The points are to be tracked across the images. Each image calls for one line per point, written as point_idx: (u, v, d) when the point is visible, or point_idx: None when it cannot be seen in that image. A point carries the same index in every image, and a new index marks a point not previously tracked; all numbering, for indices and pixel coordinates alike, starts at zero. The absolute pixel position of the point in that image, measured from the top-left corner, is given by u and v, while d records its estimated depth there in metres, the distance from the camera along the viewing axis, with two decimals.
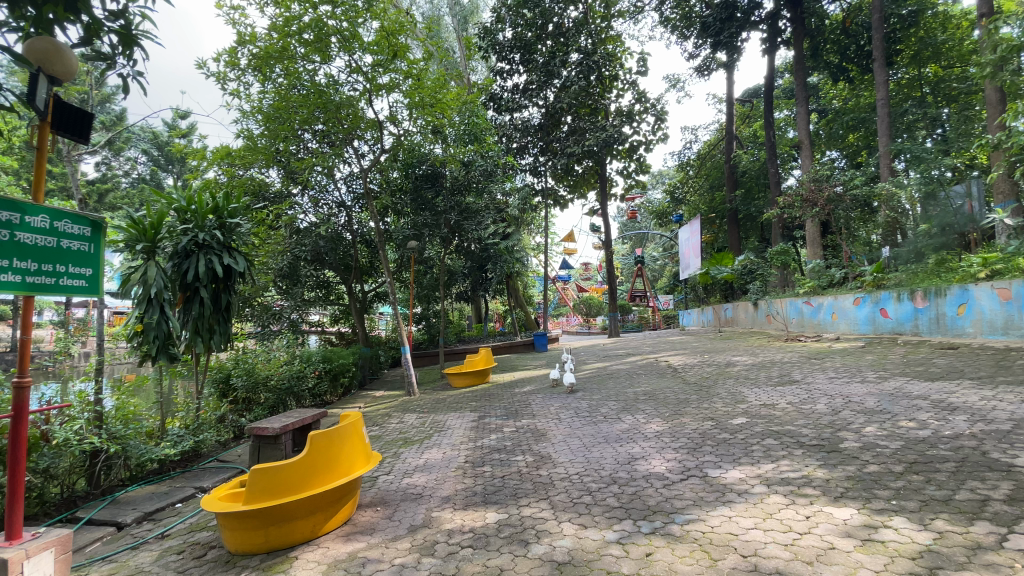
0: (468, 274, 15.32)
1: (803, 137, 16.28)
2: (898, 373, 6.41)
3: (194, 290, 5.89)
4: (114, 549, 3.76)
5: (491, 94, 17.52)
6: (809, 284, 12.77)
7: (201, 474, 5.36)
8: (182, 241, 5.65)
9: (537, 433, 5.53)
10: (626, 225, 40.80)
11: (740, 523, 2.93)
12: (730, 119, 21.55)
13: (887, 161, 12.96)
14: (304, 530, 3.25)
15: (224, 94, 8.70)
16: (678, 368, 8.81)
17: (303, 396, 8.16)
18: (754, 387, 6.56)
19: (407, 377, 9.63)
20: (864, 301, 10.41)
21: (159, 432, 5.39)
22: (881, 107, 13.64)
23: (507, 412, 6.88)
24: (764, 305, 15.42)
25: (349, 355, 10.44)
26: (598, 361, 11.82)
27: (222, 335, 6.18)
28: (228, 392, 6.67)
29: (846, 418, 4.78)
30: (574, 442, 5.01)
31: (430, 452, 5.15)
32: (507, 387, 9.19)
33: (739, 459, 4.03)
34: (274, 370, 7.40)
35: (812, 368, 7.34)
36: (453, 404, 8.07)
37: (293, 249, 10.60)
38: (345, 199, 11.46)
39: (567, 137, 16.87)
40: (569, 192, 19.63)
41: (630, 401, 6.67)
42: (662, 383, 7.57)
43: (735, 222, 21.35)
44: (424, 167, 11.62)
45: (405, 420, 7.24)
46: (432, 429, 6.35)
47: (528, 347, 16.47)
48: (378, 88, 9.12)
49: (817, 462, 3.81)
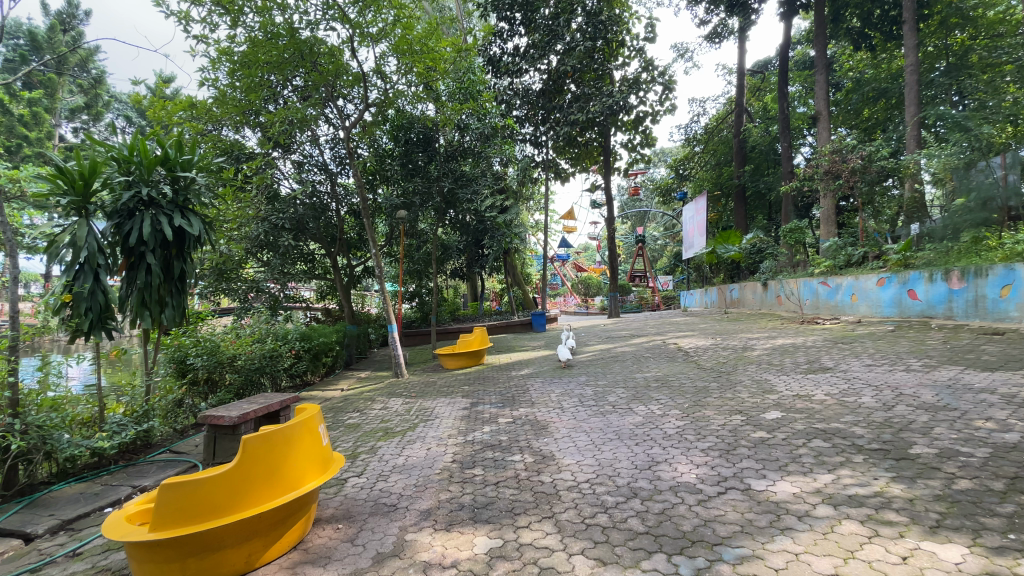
0: (464, 249, 14.48)
1: (821, 107, 15.33)
2: (946, 361, 5.65)
3: (140, 255, 5.06)
4: (10, 571, 2.99)
5: (490, 57, 16.44)
6: (825, 265, 12.01)
7: (146, 469, 4.62)
8: (122, 196, 4.84)
9: (538, 425, 4.78)
10: (628, 203, 39.75)
11: (814, 566, 2.18)
12: (741, 89, 20.51)
13: (913, 132, 12.09)
14: (237, 561, 2.49)
15: (189, 38, 7.77)
16: (690, 351, 8.06)
17: (278, 377, 7.37)
18: (781, 374, 5.82)
19: (395, 356, 8.84)
20: (890, 282, 9.69)
21: (97, 420, 4.65)
22: (908, 75, 12.67)
23: (503, 399, 6.14)
24: (775, 285, 14.68)
25: (332, 332, 9.67)
26: (601, 342, 11.06)
27: (177, 311, 5.39)
28: (187, 372, 5.88)
29: (905, 416, 4.06)
30: (582, 438, 4.26)
31: (412, 448, 4.39)
32: (503, 370, 8.45)
33: (788, 467, 3.28)
34: (243, 349, 6.59)
35: (843, 353, 6.60)
36: (444, 388, 7.31)
37: (270, 217, 9.63)
38: (330, 162, 10.58)
39: (570, 105, 15.83)
40: (571, 165, 18.68)
41: (640, 388, 5.89)
42: (675, 369, 6.80)
43: (742, 199, 20.47)
44: (416, 130, 10.83)
45: (389, 406, 6.51)
46: (418, 417, 5.59)
47: (525, 327, 15.78)
48: (365, 37, 8.20)
49: (888, 474, 3.09)
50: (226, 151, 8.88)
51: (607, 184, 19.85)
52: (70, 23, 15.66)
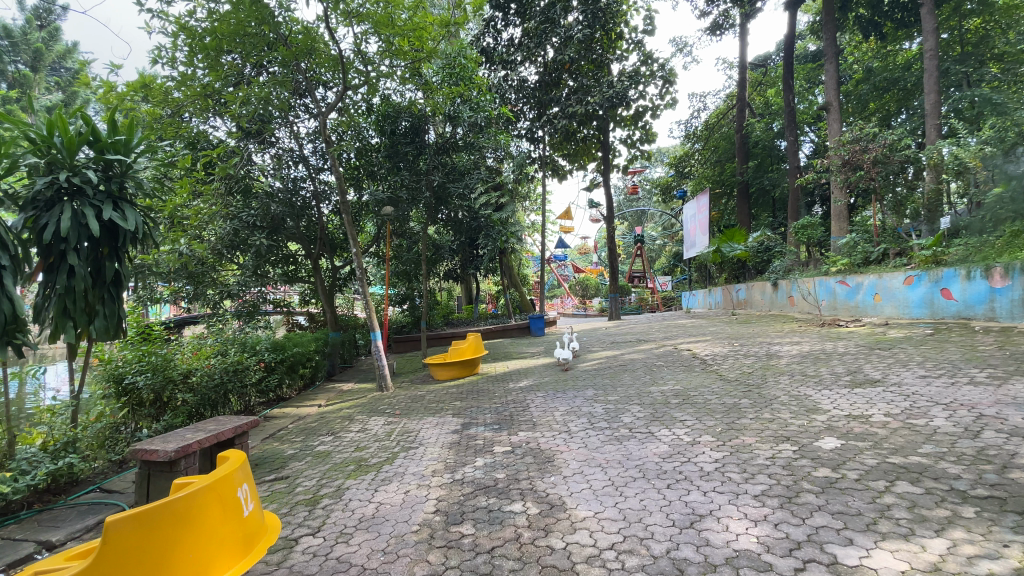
0: (457, 249, 13.63)
1: (833, 97, 14.61)
2: (1015, 371, 4.84)
3: (60, 255, 4.21)
4: None
5: (483, 48, 15.61)
6: (842, 262, 11.26)
7: (62, 517, 3.77)
8: (34, 183, 3.99)
9: (543, 456, 3.95)
10: (625, 203, 39.01)
11: None
12: (744, 83, 19.78)
13: (934, 121, 11.43)
14: None
15: (143, 12, 6.90)
16: (708, 359, 7.23)
17: (244, 394, 6.48)
18: (822, 389, 5.00)
19: (379, 368, 7.95)
20: (919, 280, 8.94)
21: (3, 456, 3.80)
22: (927, 62, 11.94)
23: (499, 419, 5.31)
24: (787, 285, 13.93)
25: (311, 340, 8.80)
26: (606, 348, 10.20)
27: (110, 320, 4.55)
28: (129, 394, 5.03)
29: (1001, 446, 3.26)
30: (597, 476, 3.43)
31: (387, 490, 3.53)
32: (499, 381, 7.59)
33: (879, 528, 2.48)
34: (199, 364, 5.72)
35: (888, 362, 5.78)
36: (432, 404, 6.46)
37: (239, 215, 8.68)
38: (308, 153, 9.63)
39: (568, 97, 15.03)
40: (568, 162, 17.89)
41: (659, 406, 5.07)
42: (694, 381, 5.97)
43: (746, 196, 19.78)
44: (406, 119, 9.93)
45: (368, 427, 5.66)
46: (399, 444, 4.74)
47: (522, 331, 14.93)
48: (341, 10, 7.35)
49: (1021, 539, 2.29)
50: (191, 141, 7.93)
51: (607, 181, 19.06)
52: (40, 17, 14.84)
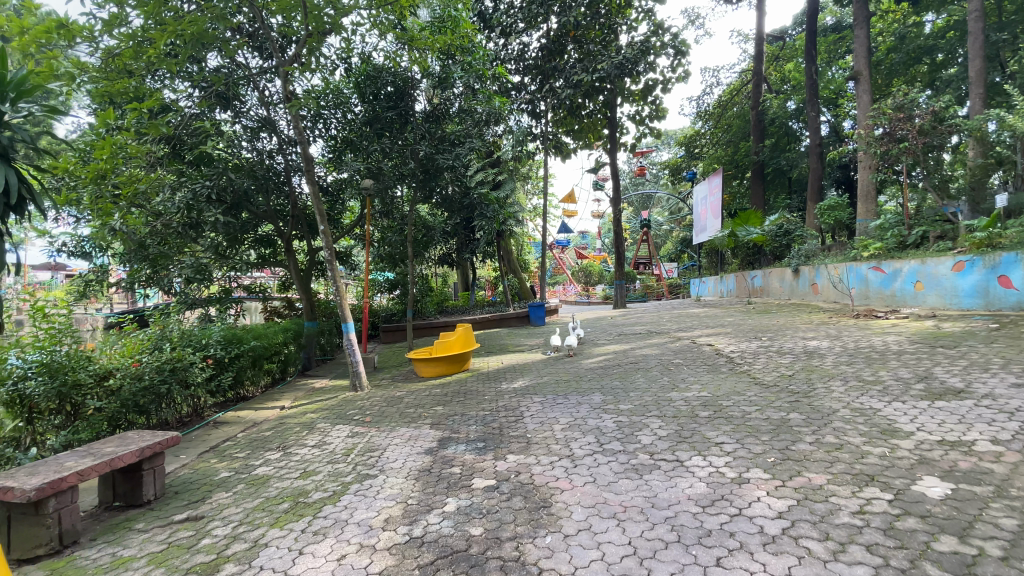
0: (451, 232, 12.50)
1: (863, 65, 13.35)
2: None
3: None
4: None
5: (479, 13, 14.37)
6: (877, 246, 10.12)
7: None
8: None
9: (538, 497, 2.91)
10: (631, 186, 37.61)
11: None
12: (761, 55, 18.45)
13: (979, 91, 10.28)
14: None
15: None
16: (736, 358, 6.16)
17: (184, 396, 5.45)
18: (894, 402, 3.93)
19: (352, 366, 6.91)
20: (971, 266, 7.83)
21: None
22: (973, 23, 10.65)
23: (484, 433, 4.28)
24: (811, 272, 12.80)
25: (280, 332, 7.76)
26: (613, 340, 9.13)
27: None
28: (21, 404, 4.01)
29: None
30: (613, 539, 2.39)
31: (315, 553, 2.50)
32: (490, 381, 6.54)
33: None
34: (122, 362, 4.70)
35: (965, 365, 4.69)
36: (409, 410, 5.44)
37: (192, 187, 7.42)
38: (279, 119, 8.43)
39: (573, 65, 13.71)
40: (573, 140, 16.64)
41: (685, 420, 4.05)
42: (724, 386, 4.92)
43: (760, 177, 18.57)
44: (390, 81, 8.81)
45: (327, 441, 4.63)
46: (354, 470, 3.72)
47: (521, 320, 13.86)
48: None
49: None
50: (132, 99, 6.79)
51: (613, 161, 17.85)
52: None
